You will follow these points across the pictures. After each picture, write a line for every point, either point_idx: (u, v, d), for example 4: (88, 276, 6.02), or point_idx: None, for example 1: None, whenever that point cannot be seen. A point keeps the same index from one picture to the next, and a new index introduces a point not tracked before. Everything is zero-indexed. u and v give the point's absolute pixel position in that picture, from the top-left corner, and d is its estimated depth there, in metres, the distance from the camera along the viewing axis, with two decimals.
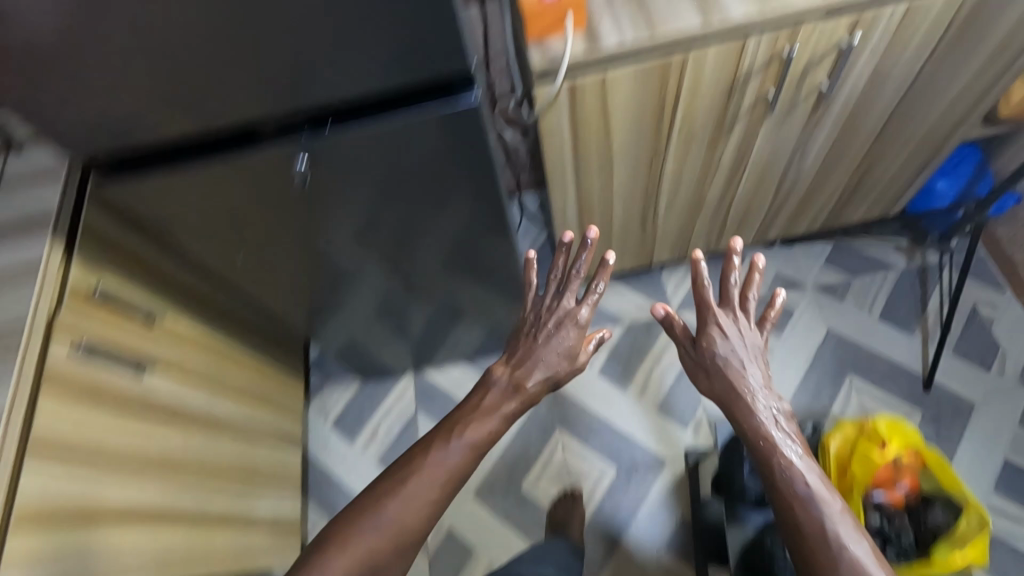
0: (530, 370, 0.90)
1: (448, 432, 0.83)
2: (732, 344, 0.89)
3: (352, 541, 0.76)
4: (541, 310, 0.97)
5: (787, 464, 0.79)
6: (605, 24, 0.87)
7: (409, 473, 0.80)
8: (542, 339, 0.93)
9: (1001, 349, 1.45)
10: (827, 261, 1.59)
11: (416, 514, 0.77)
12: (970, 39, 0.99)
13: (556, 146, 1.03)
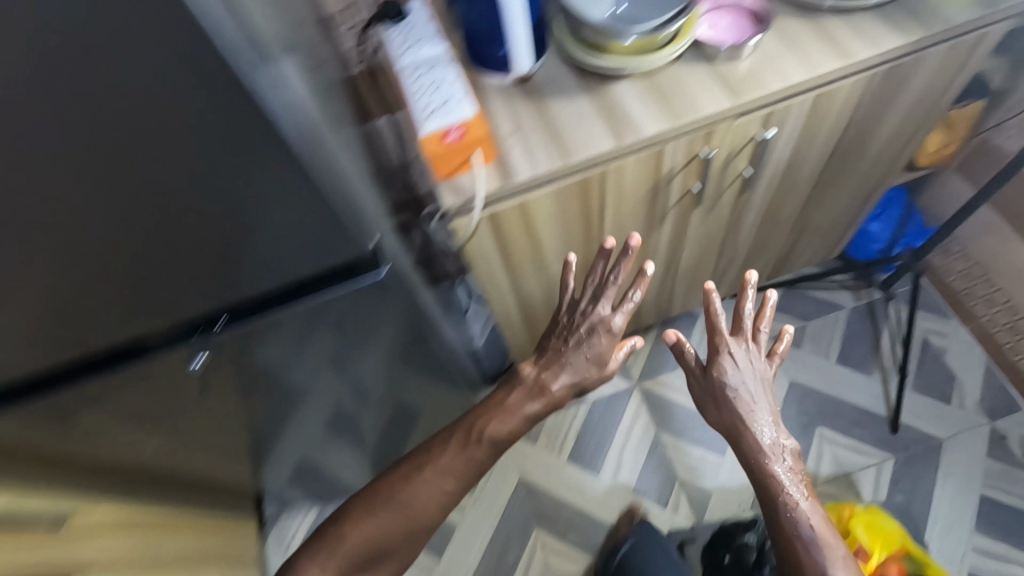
0: (558, 373, 0.87)
1: (463, 440, 0.85)
2: (742, 375, 0.84)
3: (368, 518, 0.80)
4: (573, 312, 0.91)
5: (793, 507, 0.76)
6: (515, 152, 0.83)
7: (422, 464, 0.84)
8: (572, 344, 0.89)
9: (958, 378, 1.46)
10: (778, 309, 1.58)
11: (427, 501, 0.81)
12: (881, 110, 0.99)
13: (486, 266, 0.98)
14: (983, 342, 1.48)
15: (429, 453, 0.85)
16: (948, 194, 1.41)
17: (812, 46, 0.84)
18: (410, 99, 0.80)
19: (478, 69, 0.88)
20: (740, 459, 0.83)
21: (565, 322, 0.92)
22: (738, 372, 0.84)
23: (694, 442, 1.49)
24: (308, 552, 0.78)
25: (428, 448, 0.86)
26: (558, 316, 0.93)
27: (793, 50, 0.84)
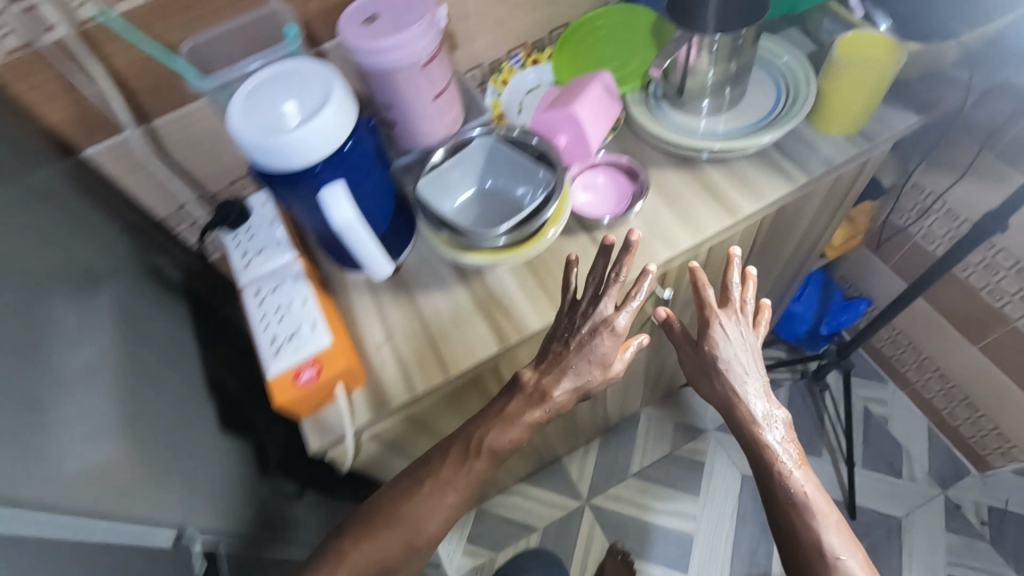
0: (559, 379, 0.66)
1: (464, 451, 0.67)
2: (736, 346, 0.69)
3: (369, 532, 0.65)
4: (571, 309, 0.68)
5: (787, 478, 0.65)
6: (387, 370, 0.72)
7: (420, 468, 0.68)
8: (575, 345, 0.66)
9: (905, 448, 1.43)
10: None
11: (429, 515, 0.65)
12: (778, 234, 0.94)
13: (385, 470, 0.86)
14: (923, 406, 1.45)
15: (428, 457, 0.69)
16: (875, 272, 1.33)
17: (696, 201, 0.78)
18: (255, 334, 0.69)
19: (338, 268, 0.78)
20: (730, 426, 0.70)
21: (562, 320, 0.69)
22: (738, 333, 0.69)
23: (654, 557, 1.39)
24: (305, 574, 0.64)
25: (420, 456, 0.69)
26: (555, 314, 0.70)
27: (676, 210, 0.77)
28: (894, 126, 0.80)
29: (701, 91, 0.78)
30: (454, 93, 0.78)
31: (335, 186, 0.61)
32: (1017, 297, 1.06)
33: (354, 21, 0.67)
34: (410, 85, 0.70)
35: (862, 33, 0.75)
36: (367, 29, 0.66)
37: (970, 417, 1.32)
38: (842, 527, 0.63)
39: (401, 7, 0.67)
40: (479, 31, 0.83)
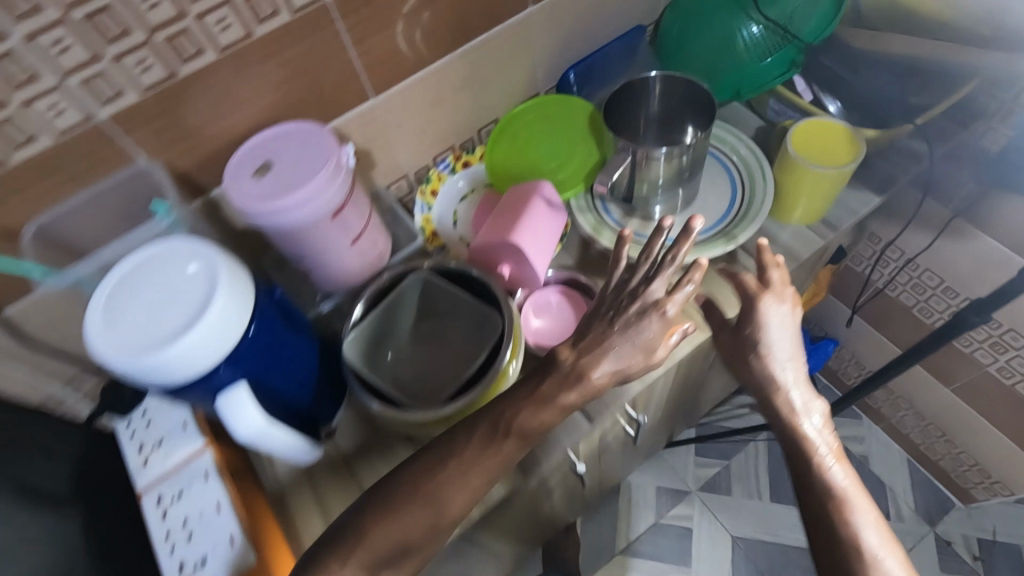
0: (596, 363, 0.55)
1: (489, 433, 0.55)
2: (781, 328, 0.58)
3: (386, 515, 0.52)
4: (619, 289, 0.59)
5: (823, 469, 0.54)
6: None
7: (437, 449, 0.55)
8: (618, 323, 0.56)
9: (889, 487, 1.39)
10: (698, 451, 1.49)
11: (458, 490, 0.53)
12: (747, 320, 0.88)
13: None
14: (899, 440, 1.42)
15: (448, 441, 0.56)
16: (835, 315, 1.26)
17: None
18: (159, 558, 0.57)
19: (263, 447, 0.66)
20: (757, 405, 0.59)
21: (607, 298, 0.59)
22: (782, 313, 0.58)
23: None
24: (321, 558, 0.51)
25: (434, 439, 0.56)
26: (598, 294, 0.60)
27: None
28: (855, 209, 0.75)
29: (654, 194, 0.71)
30: (377, 223, 0.68)
31: (240, 386, 0.50)
32: (986, 343, 1.03)
33: (244, 172, 0.57)
34: (326, 232, 0.60)
35: (815, 122, 0.69)
36: (265, 182, 0.56)
37: (949, 452, 1.30)
38: (883, 533, 0.52)
39: (302, 148, 0.58)
40: (398, 142, 0.73)
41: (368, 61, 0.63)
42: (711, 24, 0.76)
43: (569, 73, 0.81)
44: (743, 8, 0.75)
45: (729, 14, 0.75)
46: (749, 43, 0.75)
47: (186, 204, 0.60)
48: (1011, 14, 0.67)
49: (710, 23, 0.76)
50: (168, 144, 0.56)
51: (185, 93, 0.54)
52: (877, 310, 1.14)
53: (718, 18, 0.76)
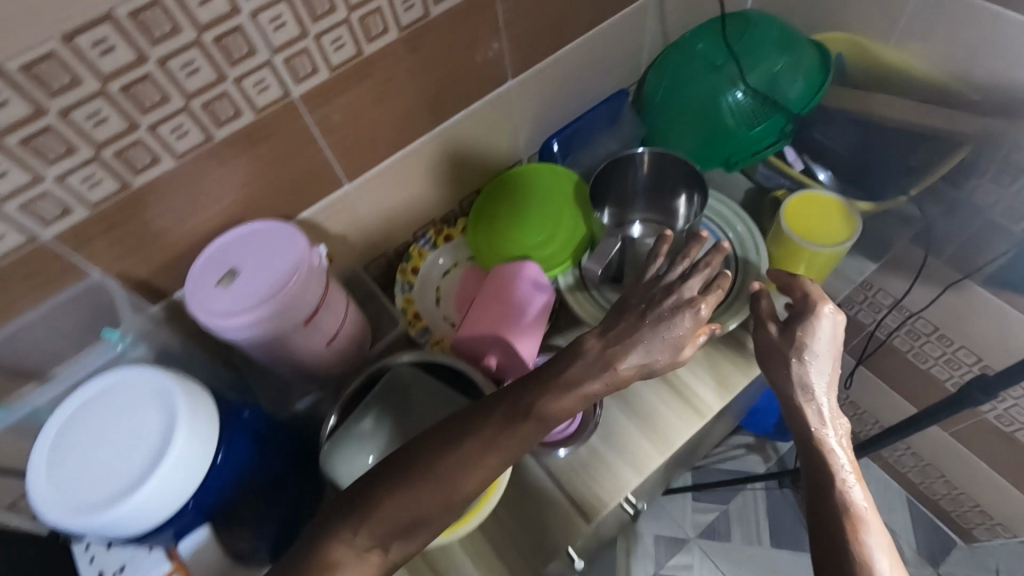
0: (621, 356, 0.53)
1: (508, 417, 0.52)
2: (828, 341, 0.56)
3: (398, 487, 0.49)
4: (653, 287, 0.58)
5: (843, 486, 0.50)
6: None
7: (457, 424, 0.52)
8: (649, 316, 0.55)
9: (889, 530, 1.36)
10: (695, 496, 1.44)
11: (475, 468, 0.50)
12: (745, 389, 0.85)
13: None
14: (898, 479, 1.39)
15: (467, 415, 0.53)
16: None
17: (659, 401, 0.67)
18: None
19: None
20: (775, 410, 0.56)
21: (638, 293, 0.58)
22: (836, 322, 0.56)
23: None
24: (331, 525, 0.48)
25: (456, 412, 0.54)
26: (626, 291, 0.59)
27: (640, 419, 0.66)
28: (850, 277, 0.73)
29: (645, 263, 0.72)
30: (356, 315, 0.64)
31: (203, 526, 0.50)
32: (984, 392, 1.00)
33: (207, 283, 0.53)
34: (301, 334, 0.56)
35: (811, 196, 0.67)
36: (232, 294, 0.52)
37: (949, 493, 1.27)
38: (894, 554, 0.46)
39: (268, 254, 0.54)
40: (375, 223, 0.70)
41: (340, 150, 0.60)
42: (693, 92, 0.75)
43: (551, 141, 0.79)
44: (726, 77, 0.73)
45: (711, 82, 0.74)
46: (733, 111, 0.74)
47: (146, 310, 0.56)
48: None
49: (693, 92, 0.75)
50: (125, 253, 0.52)
51: (141, 202, 0.50)
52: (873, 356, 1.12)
53: (701, 87, 0.74)
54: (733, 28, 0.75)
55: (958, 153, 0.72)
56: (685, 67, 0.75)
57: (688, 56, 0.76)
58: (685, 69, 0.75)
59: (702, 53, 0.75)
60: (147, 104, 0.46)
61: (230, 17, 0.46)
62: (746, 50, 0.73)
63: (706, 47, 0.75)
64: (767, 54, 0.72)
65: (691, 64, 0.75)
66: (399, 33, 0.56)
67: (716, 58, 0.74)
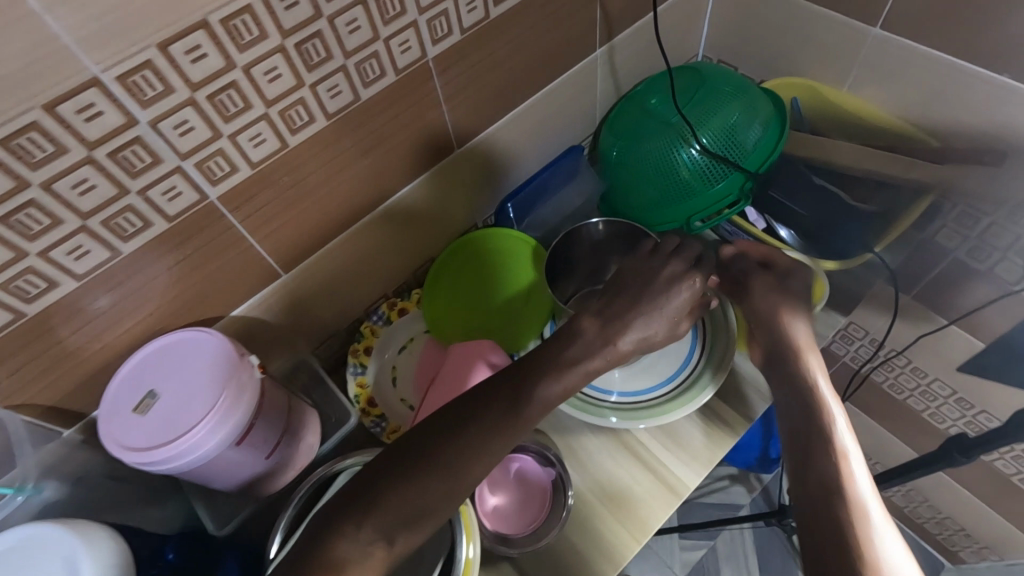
0: (623, 332, 0.56)
1: (509, 405, 0.51)
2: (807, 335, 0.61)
3: (407, 478, 0.46)
4: (646, 262, 0.61)
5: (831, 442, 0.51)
6: None
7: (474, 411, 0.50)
8: (644, 294, 0.58)
9: None
10: (682, 533, 1.36)
11: (477, 455, 0.48)
12: None
13: None
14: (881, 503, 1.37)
15: (484, 398, 0.51)
16: None
17: (630, 480, 0.63)
18: None
19: None
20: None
21: (632, 273, 0.61)
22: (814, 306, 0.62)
23: None
24: (332, 519, 0.44)
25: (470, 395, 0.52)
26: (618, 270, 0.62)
27: (611, 501, 0.62)
28: (823, 333, 0.70)
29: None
30: (298, 416, 0.59)
31: None
32: (961, 422, 0.91)
33: (122, 409, 0.47)
34: (233, 456, 0.51)
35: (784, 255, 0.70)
36: (152, 422, 0.47)
37: (933, 516, 1.25)
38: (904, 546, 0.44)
39: (187, 371, 0.49)
40: (320, 306, 0.65)
41: (274, 243, 0.55)
42: (646, 148, 0.72)
43: (506, 206, 0.75)
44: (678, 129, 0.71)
45: (664, 136, 0.71)
46: (689, 166, 0.71)
47: (58, 436, 0.50)
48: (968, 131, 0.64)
49: (646, 147, 0.72)
50: (31, 379, 0.46)
51: (42, 326, 0.44)
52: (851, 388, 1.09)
53: (654, 142, 0.72)
54: (683, 81, 0.73)
55: (922, 202, 0.70)
56: (637, 123, 0.74)
57: (641, 113, 0.74)
58: (638, 126, 0.73)
59: (653, 108, 0.73)
60: (33, 230, 0.39)
61: (127, 128, 0.39)
62: (696, 101, 0.71)
63: (657, 102, 0.73)
64: (717, 104, 0.71)
65: (644, 119, 0.73)
66: (330, 120, 0.51)
67: (668, 111, 0.72)
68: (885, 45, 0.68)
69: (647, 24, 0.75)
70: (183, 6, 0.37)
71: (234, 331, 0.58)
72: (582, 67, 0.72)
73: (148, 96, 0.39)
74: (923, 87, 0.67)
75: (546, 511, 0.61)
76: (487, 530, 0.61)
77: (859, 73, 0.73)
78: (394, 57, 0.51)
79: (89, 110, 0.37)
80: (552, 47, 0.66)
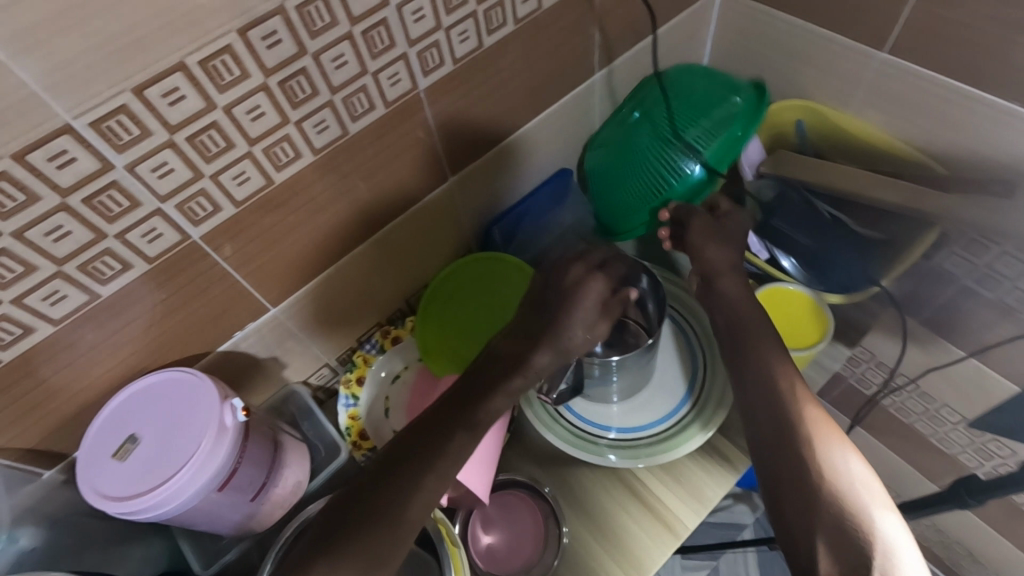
0: (534, 348, 0.55)
1: (448, 442, 0.49)
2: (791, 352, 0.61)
3: (354, 527, 0.45)
4: (550, 273, 0.61)
5: (822, 456, 0.49)
6: None
7: (439, 436, 0.49)
8: (550, 304, 0.57)
9: None
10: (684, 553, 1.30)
11: (419, 493, 0.46)
12: None
13: None
14: None
15: (452, 423, 0.50)
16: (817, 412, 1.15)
17: (627, 517, 0.61)
18: None
19: None
20: (758, 444, 0.53)
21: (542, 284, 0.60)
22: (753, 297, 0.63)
23: None
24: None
25: (427, 421, 0.51)
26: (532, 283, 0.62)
27: (606, 538, 0.60)
28: (827, 365, 0.71)
29: (609, 374, 0.61)
30: (287, 453, 0.58)
31: None
32: (970, 449, 0.89)
33: (101, 456, 0.46)
34: (215, 502, 0.50)
35: (784, 287, 0.66)
36: (130, 467, 0.46)
37: (940, 540, 1.18)
38: (919, 555, 0.44)
39: (167, 414, 0.47)
40: (311, 338, 0.63)
41: (260, 279, 0.53)
42: (634, 159, 0.69)
43: (499, 233, 0.73)
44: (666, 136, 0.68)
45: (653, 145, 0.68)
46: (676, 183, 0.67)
47: (38, 478, 0.49)
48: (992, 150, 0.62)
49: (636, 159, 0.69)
50: (8, 424, 0.45)
51: (20, 370, 0.43)
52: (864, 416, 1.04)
53: (643, 153, 0.69)
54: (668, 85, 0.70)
55: (931, 232, 0.66)
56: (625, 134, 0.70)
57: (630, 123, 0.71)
58: (625, 137, 0.70)
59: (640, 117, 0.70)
60: (5, 279, 0.38)
61: (103, 173, 0.38)
62: (683, 105, 0.68)
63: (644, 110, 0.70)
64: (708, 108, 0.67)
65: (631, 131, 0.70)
66: (317, 155, 0.49)
67: (655, 119, 0.69)
68: (892, 70, 0.66)
69: (648, 46, 0.73)
70: (160, 49, 0.36)
71: (220, 366, 0.57)
72: (580, 90, 0.70)
73: (124, 141, 0.38)
74: (930, 113, 0.65)
75: (539, 551, 0.60)
76: (479, 568, 0.60)
77: (865, 97, 0.71)
78: (383, 90, 0.50)
79: (62, 157, 0.36)
80: (548, 72, 0.64)
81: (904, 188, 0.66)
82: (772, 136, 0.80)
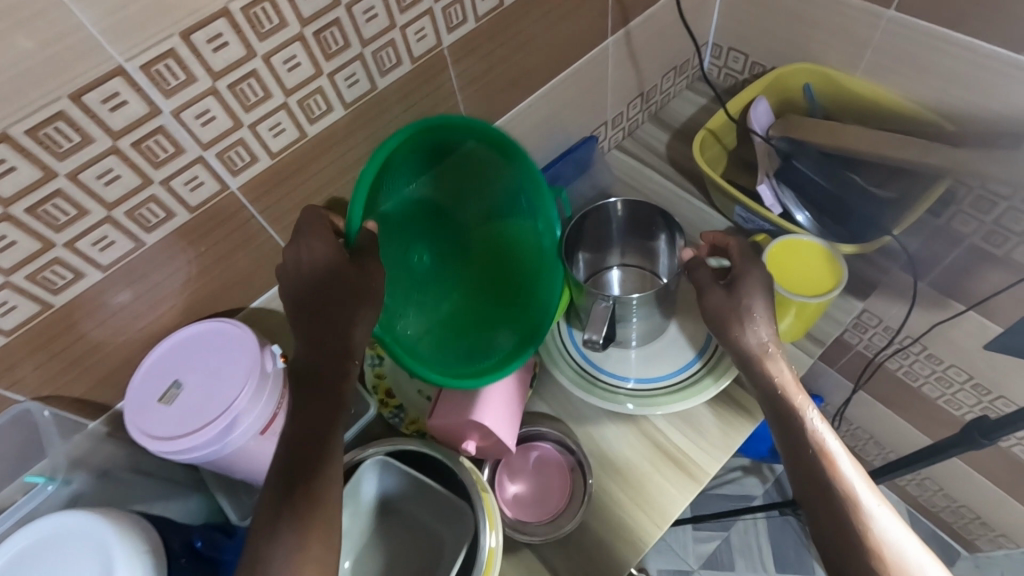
0: (331, 353, 0.48)
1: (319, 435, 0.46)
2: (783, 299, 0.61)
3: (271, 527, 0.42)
4: (302, 271, 0.49)
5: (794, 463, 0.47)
6: None
7: (328, 426, 0.47)
8: (319, 289, 0.49)
9: None
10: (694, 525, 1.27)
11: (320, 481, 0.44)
12: None
13: None
14: (894, 492, 1.30)
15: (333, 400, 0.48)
16: (825, 384, 1.15)
17: (651, 467, 0.63)
18: None
19: None
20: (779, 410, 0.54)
21: (299, 285, 0.49)
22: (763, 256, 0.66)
23: None
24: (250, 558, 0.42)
25: (293, 417, 0.47)
26: (285, 291, 0.50)
27: (631, 488, 0.62)
28: (839, 319, 0.71)
29: (628, 314, 0.63)
30: None
31: None
32: (976, 408, 0.91)
33: (148, 402, 0.48)
34: (256, 450, 0.51)
35: (801, 240, 0.68)
36: (176, 412, 0.47)
37: (948, 505, 1.19)
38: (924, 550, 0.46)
39: (210, 364, 0.49)
40: None
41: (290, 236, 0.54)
42: (427, 210, 0.59)
43: None
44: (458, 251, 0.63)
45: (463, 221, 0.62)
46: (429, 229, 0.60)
47: (84, 428, 0.50)
48: (997, 104, 0.64)
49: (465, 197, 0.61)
50: (55, 373, 0.46)
51: (67, 320, 0.44)
52: (869, 381, 1.05)
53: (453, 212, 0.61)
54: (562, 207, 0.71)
55: (938, 186, 0.67)
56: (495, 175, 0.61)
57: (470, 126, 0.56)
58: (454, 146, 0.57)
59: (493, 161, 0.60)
60: (59, 221, 0.40)
61: (151, 117, 0.40)
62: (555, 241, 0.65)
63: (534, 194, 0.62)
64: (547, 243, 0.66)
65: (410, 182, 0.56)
66: (348, 110, 0.51)
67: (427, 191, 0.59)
68: (898, 29, 0.68)
69: (659, 11, 0.75)
70: None
71: (252, 324, 0.58)
72: (593, 56, 0.72)
73: (172, 85, 0.40)
74: (936, 70, 0.67)
75: (565, 503, 0.61)
76: (506, 518, 0.61)
77: (872, 56, 0.72)
78: (410, 45, 0.51)
79: (115, 99, 0.38)
80: (567, 37, 0.66)
81: (913, 143, 0.67)
82: (780, 101, 0.82)
